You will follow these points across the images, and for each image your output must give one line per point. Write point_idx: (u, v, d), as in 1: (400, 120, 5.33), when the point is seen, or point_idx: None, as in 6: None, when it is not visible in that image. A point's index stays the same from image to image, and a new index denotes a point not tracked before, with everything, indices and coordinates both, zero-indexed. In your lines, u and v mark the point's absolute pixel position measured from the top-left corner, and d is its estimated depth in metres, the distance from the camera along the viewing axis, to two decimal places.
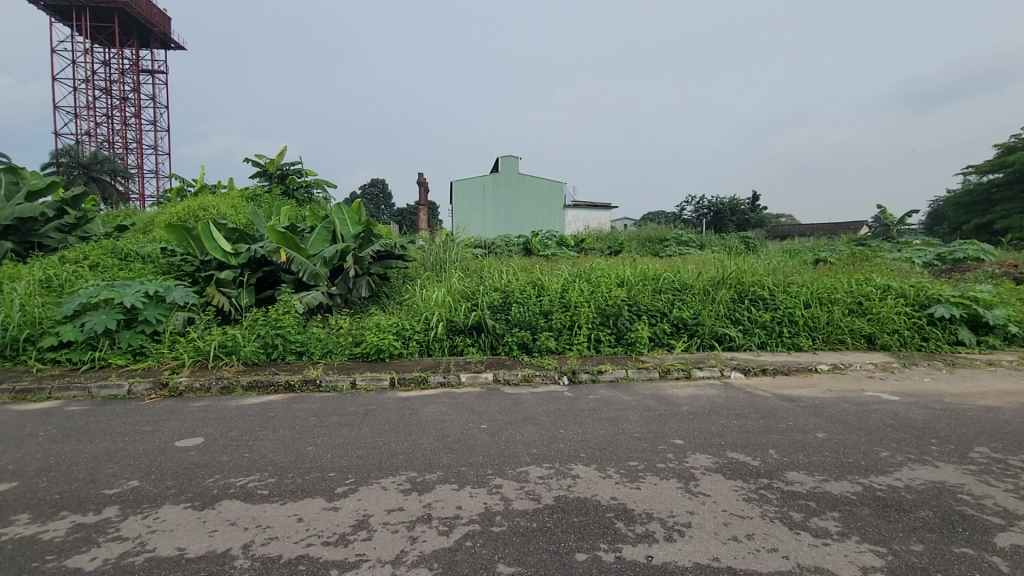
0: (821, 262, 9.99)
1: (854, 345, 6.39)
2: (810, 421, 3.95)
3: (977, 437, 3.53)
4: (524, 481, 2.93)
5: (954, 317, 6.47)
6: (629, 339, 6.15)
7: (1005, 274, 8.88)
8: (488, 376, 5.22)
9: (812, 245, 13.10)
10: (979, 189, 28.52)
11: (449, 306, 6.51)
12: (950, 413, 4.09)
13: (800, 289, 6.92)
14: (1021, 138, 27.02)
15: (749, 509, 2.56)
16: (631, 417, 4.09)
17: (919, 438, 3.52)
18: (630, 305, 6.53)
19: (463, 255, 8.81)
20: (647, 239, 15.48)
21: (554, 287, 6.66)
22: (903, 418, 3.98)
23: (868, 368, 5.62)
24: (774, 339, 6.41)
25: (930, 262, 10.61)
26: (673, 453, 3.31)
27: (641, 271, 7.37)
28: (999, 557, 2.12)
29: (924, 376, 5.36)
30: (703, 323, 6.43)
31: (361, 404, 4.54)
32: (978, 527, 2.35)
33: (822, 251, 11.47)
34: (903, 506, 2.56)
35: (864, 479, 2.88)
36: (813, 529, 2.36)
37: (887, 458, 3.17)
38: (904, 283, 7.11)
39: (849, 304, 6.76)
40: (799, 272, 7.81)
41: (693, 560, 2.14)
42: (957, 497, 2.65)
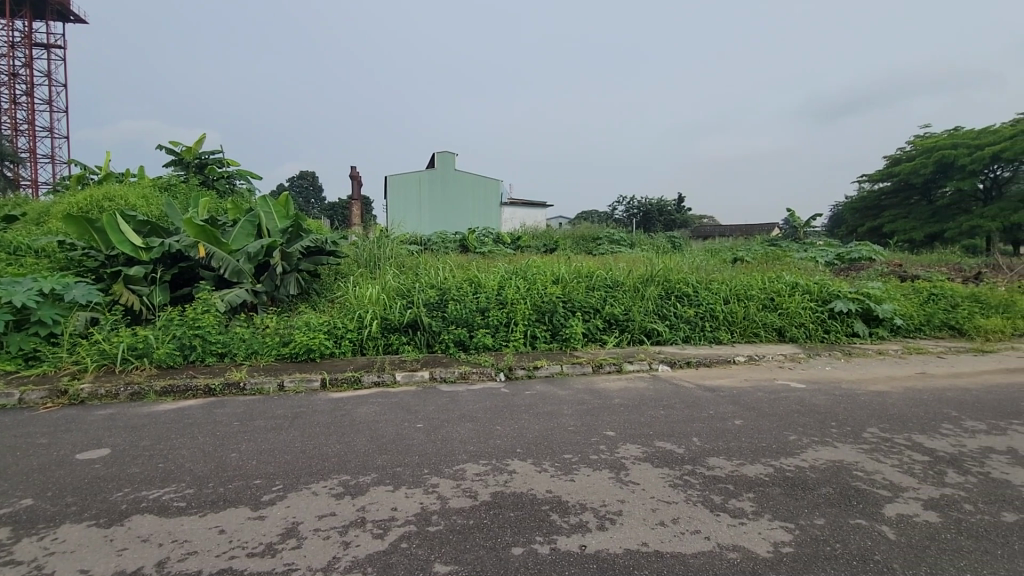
0: (739, 260, 10.72)
1: (766, 337, 6.92)
2: (728, 409, 4.24)
3: (868, 419, 3.94)
4: (461, 478, 2.93)
5: (850, 311, 7.17)
6: (563, 335, 6.31)
7: (893, 272, 9.94)
8: (424, 375, 5.16)
9: (731, 244, 14.01)
10: (871, 195, 31.71)
11: (384, 304, 6.36)
12: (846, 398, 4.54)
13: (720, 286, 7.37)
14: (905, 151, 30.32)
15: (674, 494, 2.71)
16: (566, 411, 4.20)
17: (821, 421, 3.87)
18: (565, 302, 6.68)
19: (398, 251, 8.62)
20: (581, 238, 15.88)
21: (491, 285, 6.69)
22: (808, 404, 4.37)
23: (779, 359, 6.11)
24: (697, 333, 6.81)
25: (832, 261, 11.68)
26: (605, 445, 3.44)
27: (575, 269, 7.55)
28: (886, 526, 2.38)
29: (826, 365, 5.90)
30: (634, 319, 6.71)
31: (290, 407, 4.34)
32: (870, 500, 2.63)
33: (740, 251, 12.30)
34: (808, 484, 2.81)
35: (776, 461, 3.13)
36: (731, 510, 2.54)
37: (795, 441, 3.47)
38: (810, 281, 7.78)
39: (763, 300, 7.29)
40: (720, 270, 8.33)
41: (624, 546, 2.24)
42: (852, 473, 2.95)
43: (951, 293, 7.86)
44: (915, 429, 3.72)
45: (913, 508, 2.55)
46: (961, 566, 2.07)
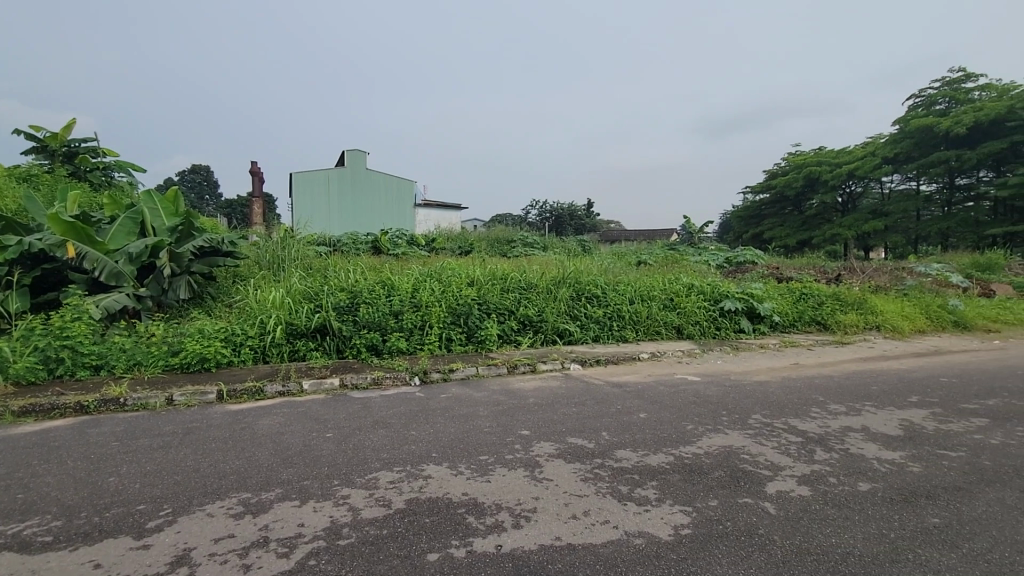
0: (642, 263, 11.42)
1: (667, 335, 7.43)
2: (634, 403, 4.51)
3: (753, 406, 4.38)
4: (374, 487, 2.85)
5: (738, 309, 7.92)
6: (479, 337, 6.34)
7: (771, 274, 11.11)
8: (334, 382, 4.94)
9: (635, 248, 14.89)
10: (754, 205, 35.22)
11: (289, 309, 6.01)
12: (735, 389, 5.00)
13: (626, 288, 7.81)
14: (781, 167, 34.01)
15: (585, 488, 2.83)
16: (481, 412, 4.23)
17: (714, 411, 4.24)
18: (480, 304, 6.72)
19: (304, 252, 8.18)
20: (496, 241, 16.03)
21: (404, 287, 6.56)
22: (703, 395, 4.76)
23: (678, 355, 6.59)
24: (606, 332, 7.14)
25: (722, 264, 12.82)
26: (519, 444, 3.51)
27: (490, 271, 7.62)
28: (768, 502, 2.66)
29: (718, 359, 6.45)
30: (546, 319, 6.90)
31: (181, 422, 3.96)
32: (755, 480, 2.92)
33: (643, 254, 13.12)
34: (704, 469, 3.07)
35: (676, 450, 3.38)
36: (637, 498, 2.71)
37: (692, 430, 3.76)
38: (703, 282, 8.48)
39: (664, 300, 7.82)
40: (625, 272, 8.82)
41: (539, 543, 2.30)
42: (740, 457, 3.26)
43: (818, 293, 8.95)
44: (790, 413, 4.19)
45: (790, 484, 2.88)
46: (827, 532, 2.37)
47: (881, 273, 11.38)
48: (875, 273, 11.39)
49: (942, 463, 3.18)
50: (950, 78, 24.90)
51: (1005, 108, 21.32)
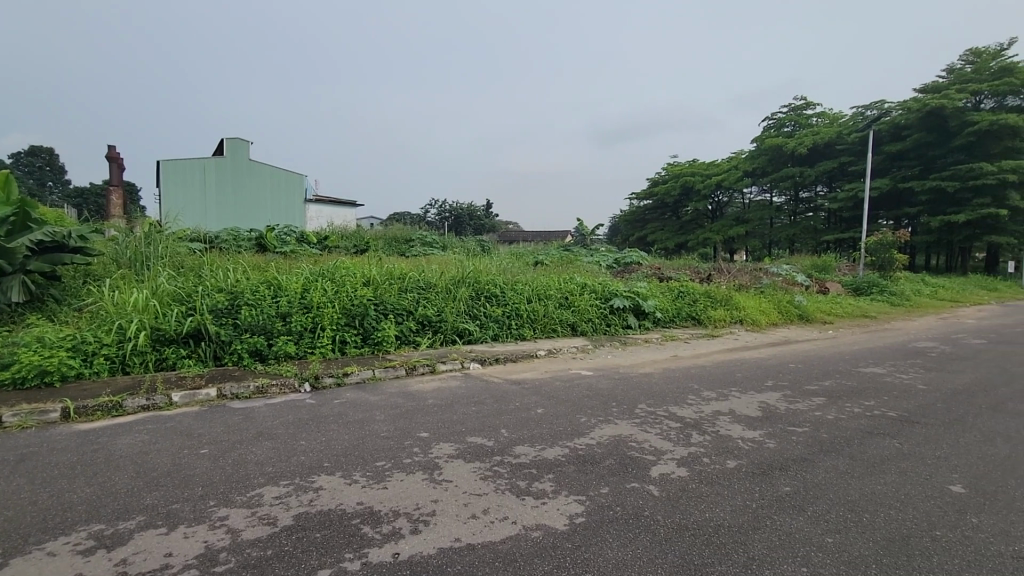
0: (539, 263, 11.81)
1: (562, 332, 7.75)
2: (531, 399, 4.64)
3: (639, 397, 4.71)
4: (257, 505, 2.63)
5: (625, 307, 8.49)
6: (375, 339, 6.13)
7: (654, 274, 12.05)
8: (210, 392, 4.49)
9: (532, 248, 15.35)
10: (639, 210, 37.93)
11: (155, 313, 5.35)
12: (624, 381, 5.35)
13: (524, 287, 8.02)
14: (662, 176, 37.04)
15: (484, 486, 2.86)
16: (378, 416, 4.10)
17: (605, 403, 4.50)
18: (376, 305, 6.50)
19: (174, 248, 7.33)
20: (393, 240, 15.62)
21: (293, 287, 6.14)
22: (595, 388, 5.04)
23: (573, 351, 6.90)
24: (505, 331, 7.27)
25: (611, 264, 13.65)
26: (418, 447, 3.45)
27: (387, 270, 7.39)
28: (653, 485, 2.89)
29: (609, 354, 6.85)
30: (446, 319, 6.86)
31: (14, 447, 3.36)
32: (641, 466, 3.15)
33: (540, 255, 13.56)
34: (596, 459, 3.25)
35: (570, 442, 3.54)
36: (534, 492, 2.79)
37: (585, 422, 3.97)
38: (595, 282, 8.97)
39: (559, 299, 8.14)
40: (522, 272, 9.04)
41: (438, 546, 2.29)
42: (628, 445, 3.50)
43: (693, 291, 9.88)
44: (670, 402, 4.57)
45: (671, 466, 3.14)
46: (703, 508, 2.62)
47: (743, 273, 12.86)
48: (738, 273, 12.83)
49: (792, 438, 3.67)
50: (794, 105, 28.79)
51: (834, 133, 25.32)
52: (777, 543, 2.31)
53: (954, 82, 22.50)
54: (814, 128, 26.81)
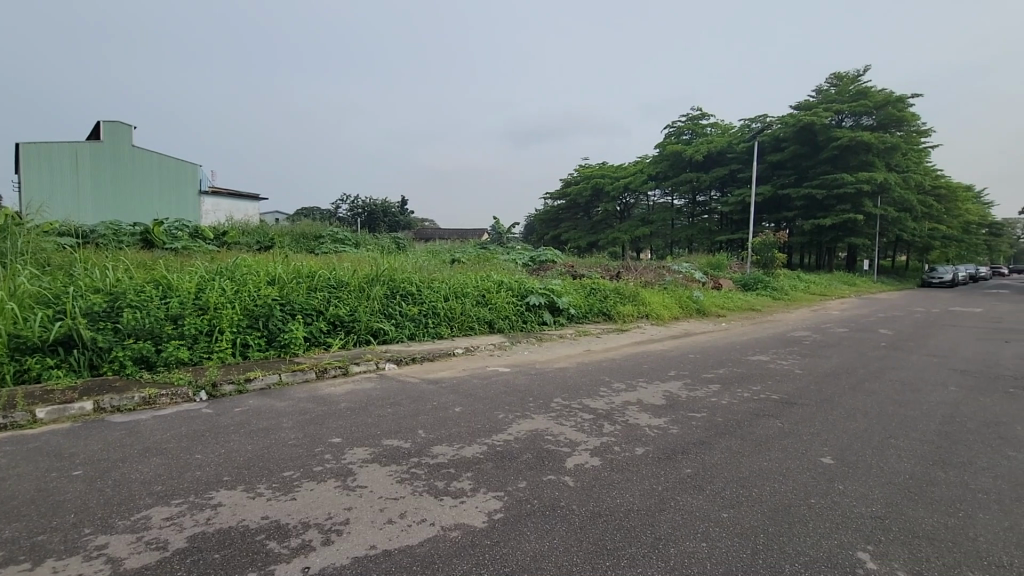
0: (456, 261, 11.73)
1: (480, 329, 7.77)
2: (449, 398, 4.61)
3: (554, 391, 4.85)
4: (144, 529, 2.38)
5: (541, 304, 8.70)
6: (281, 341, 5.76)
7: (568, 271, 12.44)
8: (85, 406, 3.98)
9: (448, 246, 15.23)
10: (553, 209, 39.01)
11: (13, 317, 4.65)
12: (539, 376, 5.48)
13: (440, 285, 7.92)
14: (575, 177, 38.38)
15: (401, 489, 2.79)
16: (285, 424, 3.86)
17: (522, 398, 4.58)
18: (283, 305, 6.11)
19: (37, 243, 6.41)
20: (301, 236, 14.79)
21: (186, 288, 5.62)
22: (512, 384, 5.11)
23: (490, 348, 6.94)
24: (421, 330, 7.16)
25: (527, 262, 13.91)
26: (330, 453, 3.29)
27: (294, 268, 6.98)
28: (568, 476, 2.98)
29: (525, 350, 6.97)
30: (359, 319, 6.62)
31: None
32: (557, 458, 3.24)
33: (456, 252, 13.47)
34: (513, 454, 3.30)
35: (488, 439, 3.56)
36: (452, 491, 2.78)
37: (502, 418, 4.01)
38: (511, 279, 9.08)
39: (476, 297, 8.13)
40: (439, 270, 8.93)
41: (352, 555, 2.20)
42: (544, 438, 3.59)
43: (603, 288, 10.31)
44: (583, 394, 4.75)
45: (585, 457, 3.27)
46: (614, 495, 2.75)
47: (648, 270, 13.67)
48: (644, 270, 13.63)
49: (692, 423, 3.96)
50: (692, 114, 31.03)
51: (725, 143, 27.68)
52: (681, 522, 2.48)
53: (823, 101, 25.40)
54: (709, 137, 29.10)
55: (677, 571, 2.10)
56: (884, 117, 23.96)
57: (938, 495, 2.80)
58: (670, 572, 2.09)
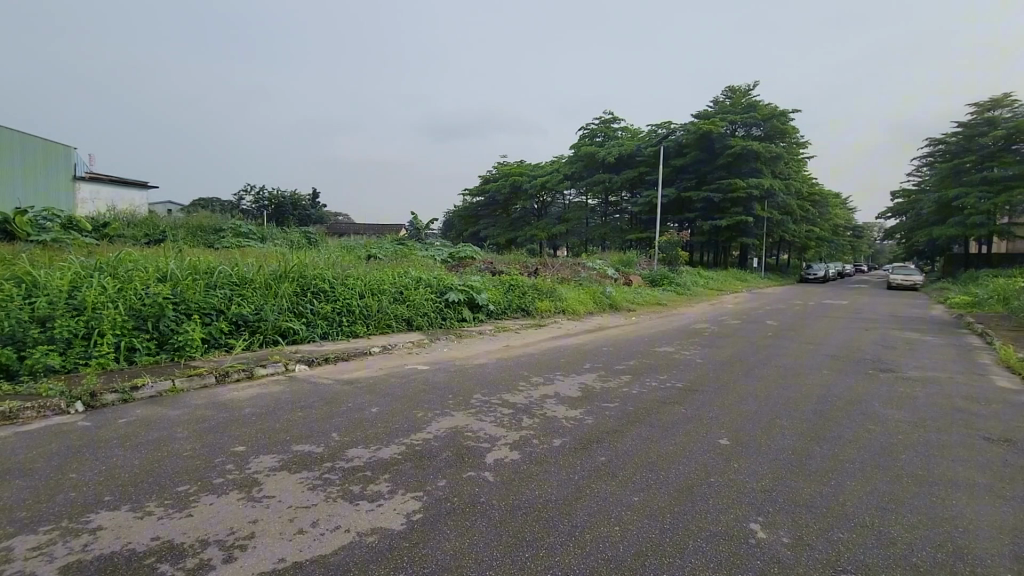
0: (372, 257, 11.35)
1: (397, 327, 7.59)
2: (365, 398, 4.45)
3: (473, 387, 4.85)
4: (4, 563, 2.06)
5: (460, 300, 8.66)
6: (175, 344, 5.26)
7: (487, 268, 12.49)
8: None
9: (364, 241, 14.73)
10: (472, 205, 39.02)
11: None
12: (459, 373, 5.45)
13: (356, 281, 7.61)
14: (493, 174, 38.64)
15: (313, 497, 2.65)
16: (180, 434, 3.53)
17: (441, 396, 4.53)
18: (176, 304, 5.58)
19: None
20: (199, 229, 13.61)
21: (56, 286, 4.95)
22: (431, 382, 5.03)
23: (408, 346, 6.80)
24: (335, 329, 6.85)
25: (446, 258, 13.78)
26: (232, 463, 3.05)
27: (190, 263, 6.39)
28: (487, 471, 3.00)
29: (444, 347, 6.92)
30: (265, 319, 6.20)
31: None
32: (477, 454, 3.25)
33: (372, 248, 13.05)
34: (433, 452, 3.25)
35: (406, 439, 3.48)
36: (368, 495, 2.68)
37: (421, 417, 3.94)
38: (430, 275, 8.93)
39: (394, 294, 7.91)
40: (354, 266, 8.58)
41: (258, 572, 2.05)
42: (464, 435, 3.57)
43: (522, 284, 10.46)
44: (503, 389, 4.80)
45: (504, 451, 3.30)
46: (533, 487, 2.80)
47: (565, 267, 14.09)
48: (561, 267, 14.03)
49: (606, 413, 4.14)
50: (605, 118, 32.36)
51: (635, 146, 29.16)
52: (596, 509, 2.58)
53: (719, 111, 27.52)
54: (620, 140, 30.52)
55: (592, 556, 2.18)
56: (770, 128, 26.41)
57: (815, 467, 3.14)
58: (586, 558, 2.17)
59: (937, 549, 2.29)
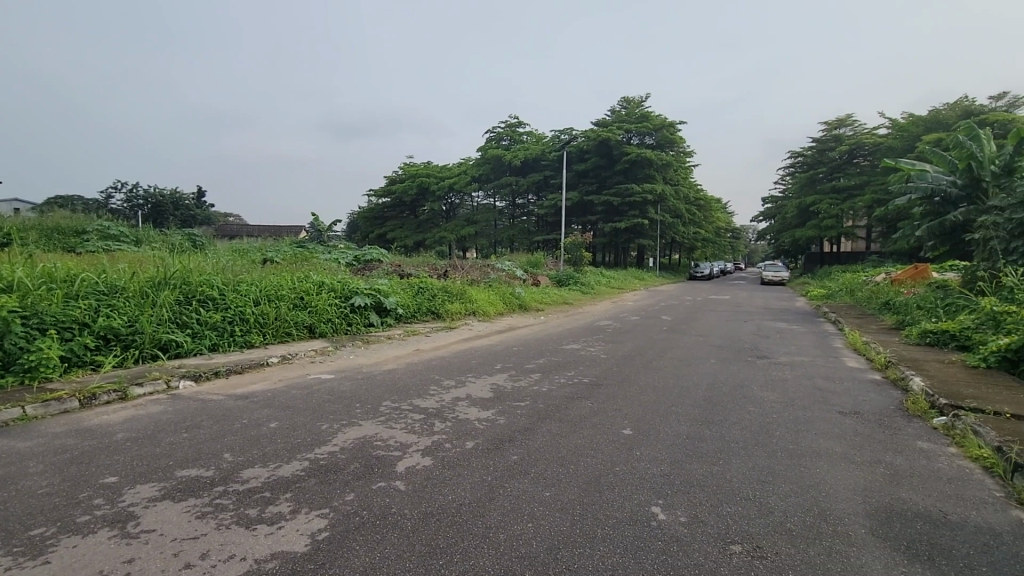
0: (268, 261, 10.58)
1: (298, 335, 7.13)
2: (262, 413, 4.13)
3: (382, 394, 4.69)
4: None
5: (366, 305, 8.34)
6: (25, 365, 4.53)
7: (394, 271, 12.16)
8: None
9: (258, 244, 13.69)
10: (377, 207, 37.89)
11: None
12: (366, 380, 5.24)
13: (249, 287, 7.05)
14: (399, 175, 37.81)
15: (202, 526, 2.41)
16: (34, 468, 3.04)
17: (348, 405, 4.33)
18: (26, 319, 4.81)
19: None
20: (55, 231, 11.88)
21: None
22: (337, 391, 4.80)
23: (310, 355, 6.42)
24: (225, 340, 6.28)
25: (350, 261, 13.23)
26: (101, 497, 2.69)
27: (43, 270, 5.54)
28: (398, 480, 2.91)
29: (350, 354, 6.63)
30: (142, 331, 5.54)
31: None
32: (387, 464, 3.14)
33: (268, 251, 12.16)
34: (339, 466, 3.10)
35: (310, 453, 3.29)
36: (267, 518, 2.49)
37: (326, 429, 3.74)
38: (333, 279, 8.50)
39: (293, 299, 7.43)
40: (247, 271, 7.95)
41: None
42: (372, 445, 3.44)
43: (431, 286, 10.31)
44: (413, 395, 4.70)
45: (416, 458, 3.23)
46: (445, 492, 2.77)
47: (474, 268, 14.12)
48: (470, 269, 14.03)
49: (517, 412, 4.20)
50: (510, 121, 32.92)
51: (540, 150, 29.98)
52: (509, 507, 2.61)
53: (616, 120, 29.13)
54: (525, 144, 31.21)
55: (505, 556, 2.20)
56: (662, 137, 28.45)
57: (707, 450, 3.42)
58: (501, 558, 2.18)
59: (807, 513, 2.59)
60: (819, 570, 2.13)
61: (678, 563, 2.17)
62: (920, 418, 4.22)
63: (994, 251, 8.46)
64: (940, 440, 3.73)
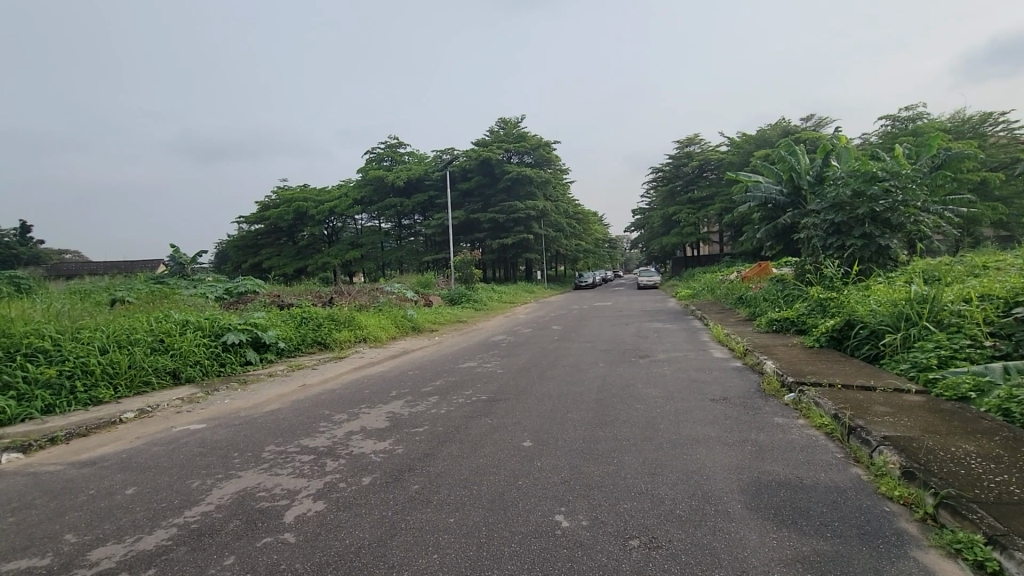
0: (117, 302, 9.30)
1: (160, 383, 6.26)
2: (118, 478, 3.56)
3: (265, 439, 4.27)
4: None
5: (241, 341, 7.58)
6: None
7: (273, 302, 11.29)
8: None
9: (106, 283, 11.99)
10: (250, 234, 35.17)
11: None
12: (245, 425, 4.74)
13: (92, 334, 6.10)
14: (273, 200, 35.46)
15: None
16: None
17: (224, 456, 3.89)
18: None
19: None
20: None
21: None
22: (210, 442, 4.29)
23: (176, 404, 5.67)
24: (64, 397, 5.34)
25: (221, 295, 12.05)
26: None
27: None
28: (287, 533, 2.65)
29: (224, 398, 5.97)
30: None
31: None
32: (272, 516, 2.85)
33: (117, 291, 10.66)
34: (215, 527, 2.75)
35: (179, 518, 2.88)
36: None
37: (198, 486, 3.32)
38: (200, 316, 7.64)
39: (151, 343, 6.54)
40: (89, 315, 6.89)
41: None
42: (254, 497, 3.10)
43: (316, 314, 9.70)
44: (302, 435, 4.34)
45: (307, 505, 2.97)
46: (341, 537, 2.58)
47: (362, 293, 13.58)
48: (358, 293, 13.48)
49: (416, 439, 4.07)
50: (390, 142, 32.47)
51: (422, 170, 29.88)
52: (412, 541, 2.50)
53: (494, 140, 30.04)
54: (407, 164, 30.91)
55: None
56: (539, 156, 29.84)
57: (602, 451, 3.58)
58: None
59: (692, 498, 2.81)
60: (707, 550, 2.31)
61: (583, 568, 2.23)
62: (775, 397, 4.81)
63: (815, 247, 10.00)
64: (792, 414, 4.29)
